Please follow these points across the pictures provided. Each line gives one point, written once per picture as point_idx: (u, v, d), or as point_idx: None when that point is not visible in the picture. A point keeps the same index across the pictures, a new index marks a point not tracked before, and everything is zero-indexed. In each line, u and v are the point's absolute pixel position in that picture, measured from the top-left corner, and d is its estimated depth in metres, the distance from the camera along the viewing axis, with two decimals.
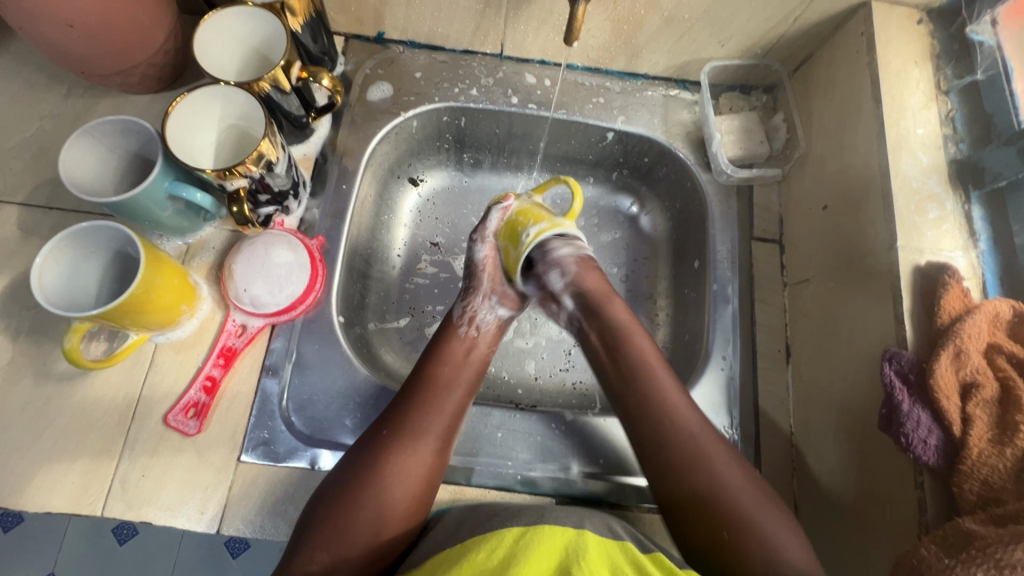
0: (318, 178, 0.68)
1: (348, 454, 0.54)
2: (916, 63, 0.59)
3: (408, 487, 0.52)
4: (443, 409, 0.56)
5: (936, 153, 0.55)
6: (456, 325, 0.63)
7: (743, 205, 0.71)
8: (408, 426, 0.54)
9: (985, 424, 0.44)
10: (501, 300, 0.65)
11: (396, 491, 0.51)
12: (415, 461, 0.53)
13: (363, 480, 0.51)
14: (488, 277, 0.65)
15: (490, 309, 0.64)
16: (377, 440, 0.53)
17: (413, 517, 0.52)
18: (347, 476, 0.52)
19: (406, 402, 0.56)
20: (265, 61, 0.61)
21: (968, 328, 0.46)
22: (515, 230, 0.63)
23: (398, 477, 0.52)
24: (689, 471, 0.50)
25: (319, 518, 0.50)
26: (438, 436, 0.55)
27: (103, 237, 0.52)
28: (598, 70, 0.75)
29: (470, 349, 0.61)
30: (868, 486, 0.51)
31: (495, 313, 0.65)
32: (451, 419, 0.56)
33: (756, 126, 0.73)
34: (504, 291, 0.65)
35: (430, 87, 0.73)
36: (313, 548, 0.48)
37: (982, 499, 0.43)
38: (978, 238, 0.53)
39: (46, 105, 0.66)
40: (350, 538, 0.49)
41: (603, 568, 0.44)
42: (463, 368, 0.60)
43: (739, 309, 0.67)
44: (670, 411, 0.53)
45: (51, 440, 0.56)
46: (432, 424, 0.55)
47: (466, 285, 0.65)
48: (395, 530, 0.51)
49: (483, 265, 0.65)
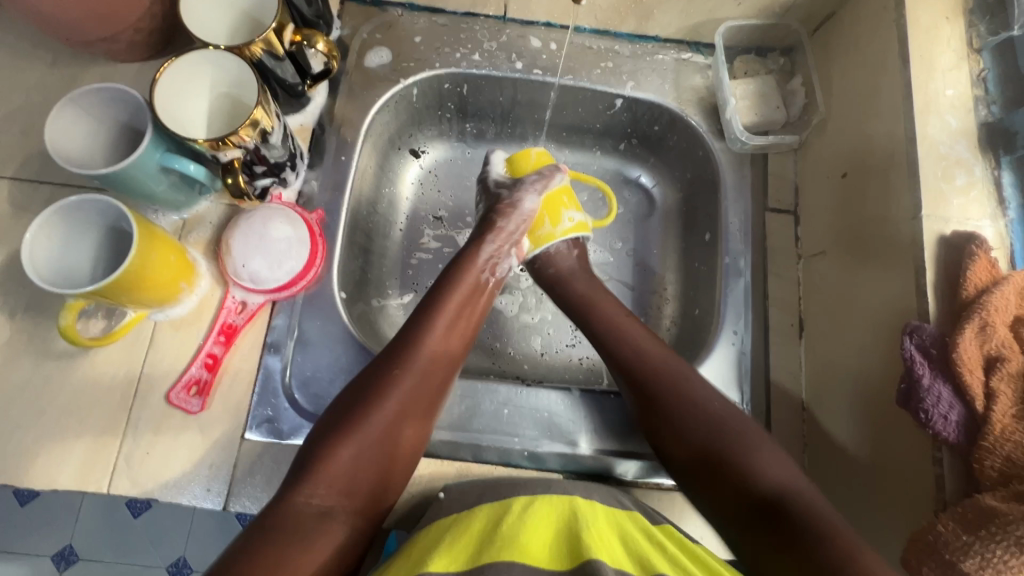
0: (316, 149, 0.66)
1: (347, 390, 0.53)
2: (947, 19, 0.55)
3: (410, 429, 0.53)
4: (443, 349, 0.57)
5: (966, 116, 0.52)
6: (475, 269, 0.61)
7: (757, 174, 0.69)
8: (413, 367, 0.54)
9: (1010, 399, 0.43)
10: (515, 252, 0.65)
11: (396, 433, 0.52)
12: (414, 405, 0.53)
13: (367, 412, 0.51)
14: (518, 226, 0.63)
15: (508, 258, 0.64)
16: (383, 377, 0.53)
17: (410, 464, 0.53)
18: (350, 409, 0.51)
19: (405, 342, 0.56)
20: (256, 26, 0.58)
21: (995, 300, 0.44)
22: (557, 208, 0.65)
23: (400, 415, 0.52)
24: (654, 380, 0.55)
25: (320, 454, 0.49)
26: (439, 379, 0.55)
27: (94, 211, 0.50)
28: (606, 33, 0.72)
29: (473, 294, 0.61)
30: (882, 460, 0.50)
31: (511, 263, 0.64)
32: (450, 363, 0.57)
33: (771, 91, 0.70)
34: (522, 243, 0.65)
35: (431, 53, 0.70)
36: (313, 487, 0.47)
37: (1004, 476, 0.41)
38: (1007, 206, 0.50)
39: (31, 75, 0.63)
40: (352, 472, 0.49)
41: (612, 535, 0.45)
42: (465, 313, 0.60)
43: (751, 282, 0.65)
44: (630, 333, 0.59)
45: (54, 419, 0.55)
46: (434, 364, 0.55)
47: (497, 224, 0.62)
48: (397, 465, 0.51)
49: (522, 215, 0.63)
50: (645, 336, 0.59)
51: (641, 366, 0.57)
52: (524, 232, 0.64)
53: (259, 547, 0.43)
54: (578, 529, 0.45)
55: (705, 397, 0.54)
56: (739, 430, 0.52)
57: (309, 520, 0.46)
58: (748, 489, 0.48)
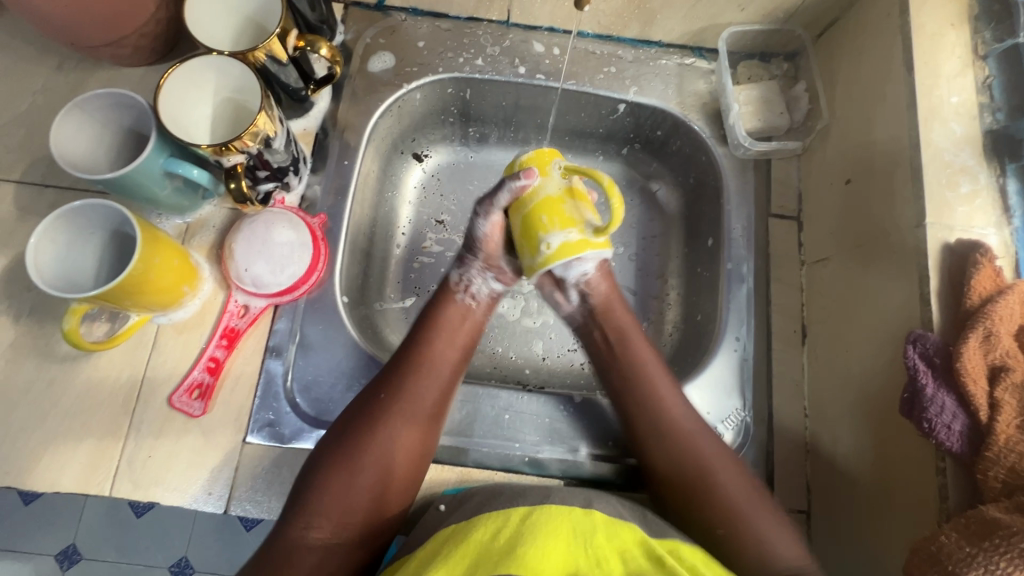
0: (319, 153, 0.66)
1: (341, 420, 0.53)
2: (952, 25, 0.54)
3: (404, 457, 0.52)
4: (436, 374, 0.56)
5: (971, 123, 0.52)
6: (453, 291, 0.60)
7: (760, 179, 0.68)
8: (405, 395, 0.54)
9: (1014, 409, 0.42)
10: (497, 276, 0.61)
11: (391, 462, 0.52)
12: (407, 431, 0.53)
13: (359, 440, 0.51)
14: (486, 249, 0.59)
15: (484, 281, 0.61)
16: (375, 405, 0.53)
17: (410, 488, 0.53)
18: (341, 439, 0.52)
19: (399, 367, 0.55)
20: (260, 31, 0.58)
21: (999, 309, 0.44)
22: (532, 233, 0.53)
23: (394, 444, 0.52)
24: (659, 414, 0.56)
25: (314, 487, 0.50)
26: (432, 403, 0.55)
27: (98, 216, 0.50)
28: (609, 38, 0.72)
29: (466, 316, 0.60)
30: (887, 469, 0.50)
31: (489, 286, 0.61)
32: (444, 387, 0.56)
33: (775, 96, 0.70)
34: (498, 266, 0.61)
35: (434, 57, 0.70)
36: (308, 521, 0.48)
37: (1007, 487, 0.41)
38: (1012, 214, 0.49)
39: (37, 79, 0.64)
40: (347, 505, 0.49)
41: (611, 549, 0.44)
42: (457, 335, 0.59)
43: (753, 289, 0.65)
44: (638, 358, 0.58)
45: (58, 421, 0.55)
46: (427, 390, 0.55)
47: (460, 253, 0.60)
48: (393, 496, 0.52)
49: (483, 241, 0.58)
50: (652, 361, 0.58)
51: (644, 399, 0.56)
52: (495, 253, 0.59)
53: None
54: (576, 546, 0.44)
55: (706, 445, 0.54)
56: (742, 487, 0.52)
57: (307, 552, 0.47)
58: (749, 544, 0.50)
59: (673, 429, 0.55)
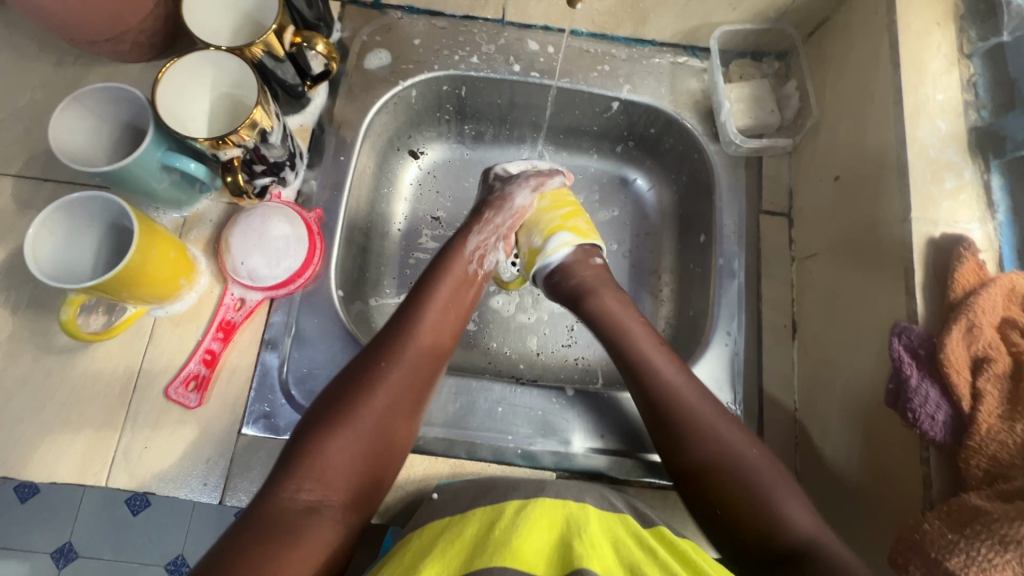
0: (316, 148, 0.66)
1: (333, 386, 0.53)
2: (938, 24, 0.55)
3: (398, 423, 0.53)
4: (431, 344, 0.57)
5: (956, 120, 0.52)
6: (467, 258, 0.63)
7: (752, 176, 0.69)
8: (401, 362, 0.55)
9: (996, 399, 0.43)
10: (502, 247, 0.67)
11: (384, 427, 0.52)
12: (402, 397, 0.54)
13: (352, 404, 0.52)
14: (512, 221, 0.66)
15: (495, 251, 0.66)
16: (372, 371, 0.54)
17: (400, 456, 0.53)
18: (333, 403, 0.52)
19: (394, 335, 0.56)
20: (257, 28, 0.59)
21: (982, 301, 0.45)
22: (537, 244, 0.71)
23: (389, 408, 0.53)
24: (664, 385, 0.56)
25: (305, 449, 0.49)
26: (427, 371, 0.56)
27: (96, 208, 0.51)
28: (603, 36, 0.73)
29: (466, 286, 0.62)
30: (874, 461, 0.51)
31: (496, 258, 0.66)
32: (438, 357, 0.57)
33: (767, 94, 0.70)
34: (508, 240, 0.67)
35: (430, 55, 0.71)
36: (298, 483, 0.48)
37: (989, 475, 0.42)
38: (996, 209, 0.50)
39: (36, 75, 0.64)
40: (338, 467, 0.49)
41: (604, 540, 0.45)
42: (453, 305, 0.60)
43: (745, 284, 0.65)
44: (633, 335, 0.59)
45: (54, 413, 0.56)
46: (421, 359, 0.56)
47: (485, 215, 0.65)
48: (385, 461, 0.52)
49: (514, 210, 0.67)
50: (644, 332, 0.60)
51: (644, 372, 0.57)
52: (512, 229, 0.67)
53: (248, 541, 0.44)
54: (569, 538, 0.45)
55: (717, 419, 0.54)
56: (761, 461, 0.52)
57: (297, 515, 0.46)
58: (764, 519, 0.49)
59: (686, 404, 0.55)
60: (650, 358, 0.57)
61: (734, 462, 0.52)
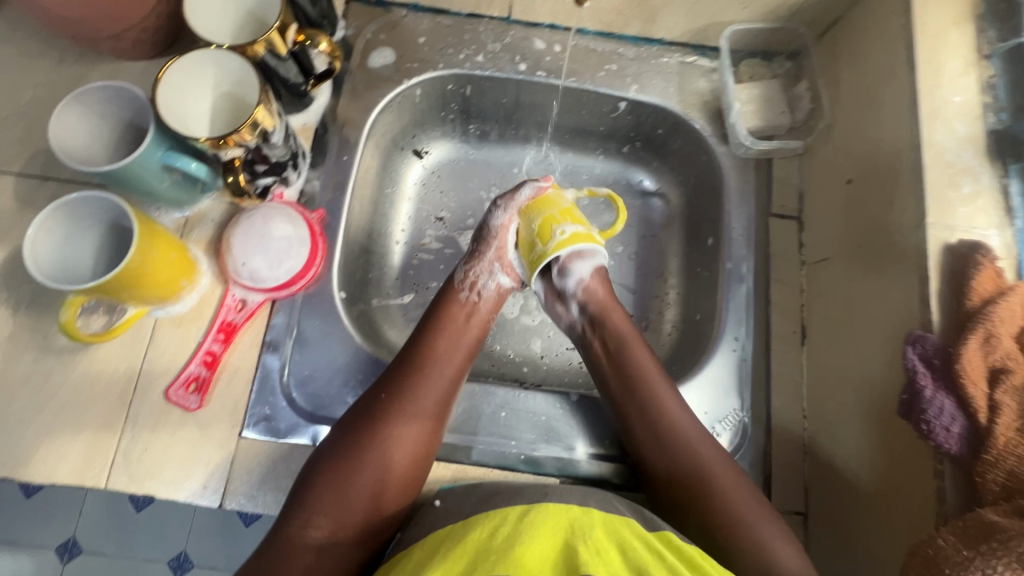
0: (318, 148, 0.66)
1: (344, 420, 0.53)
2: (956, 24, 0.54)
3: (403, 457, 0.52)
4: (439, 375, 0.56)
5: (975, 123, 0.51)
6: (458, 289, 0.63)
7: (762, 178, 0.68)
8: (405, 394, 0.54)
9: (1015, 413, 0.42)
10: (502, 270, 0.64)
11: (391, 461, 0.51)
12: (410, 429, 0.53)
13: (360, 439, 0.52)
14: (497, 242, 0.64)
15: (492, 277, 0.64)
16: (376, 404, 0.54)
17: (406, 490, 0.52)
18: (342, 438, 0.52)
19: (403, 367, 0.56)
20: (260, 25, 0.58)
21: (1000, 311, 0.43)
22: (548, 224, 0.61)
23: (396, 441, 0.52)
24: (657, 407, 0.55)
25: (314, 484, 0.49)
26: (435, 402, 0.55)
27: (96, 208, 0.50)
28: (610, 35, 0.71)
29: (471, 314, 0.62)
30: (886, 472, 0.50)
31: (496, 281, 0.64)
32: (448, 387, 0.56)
33: (777, 95, 0.69)
34: (507, 261, 0.65)
35: (434, 54, 0.70)
36: (308, 518, 0.48)
37: (1006, 490, 0.41)
38: (1015, 215, 0.49)
39: (38, 73, 0.64)
40: (348, 501, 0.49)
41: (609, 544, 0.44)
42: (462, 332, 0.60)
43: (753, 289, 0.64)
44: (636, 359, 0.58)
45: (53, 414, 0.55)
46: (429, 392, 0.55)
47: (472, 248, 0.64)
48: (393, 494, 0.51)
49: (496, 232, 0.64)
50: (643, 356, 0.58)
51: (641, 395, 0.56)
52: (505, 246, 0.64)
53: None
54: (573, 541, 0.43)
55: (685, 447, 0.54)
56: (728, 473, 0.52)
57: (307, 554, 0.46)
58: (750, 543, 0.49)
59: (674, 431, 0.55)
60: (658, 381, 0.57)
61: (723, 492, 0.51)
